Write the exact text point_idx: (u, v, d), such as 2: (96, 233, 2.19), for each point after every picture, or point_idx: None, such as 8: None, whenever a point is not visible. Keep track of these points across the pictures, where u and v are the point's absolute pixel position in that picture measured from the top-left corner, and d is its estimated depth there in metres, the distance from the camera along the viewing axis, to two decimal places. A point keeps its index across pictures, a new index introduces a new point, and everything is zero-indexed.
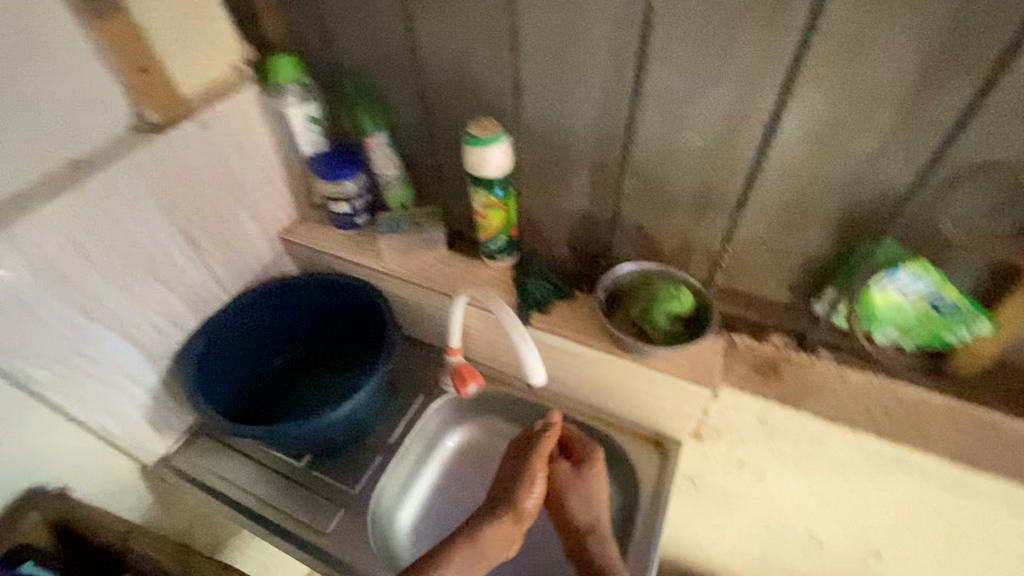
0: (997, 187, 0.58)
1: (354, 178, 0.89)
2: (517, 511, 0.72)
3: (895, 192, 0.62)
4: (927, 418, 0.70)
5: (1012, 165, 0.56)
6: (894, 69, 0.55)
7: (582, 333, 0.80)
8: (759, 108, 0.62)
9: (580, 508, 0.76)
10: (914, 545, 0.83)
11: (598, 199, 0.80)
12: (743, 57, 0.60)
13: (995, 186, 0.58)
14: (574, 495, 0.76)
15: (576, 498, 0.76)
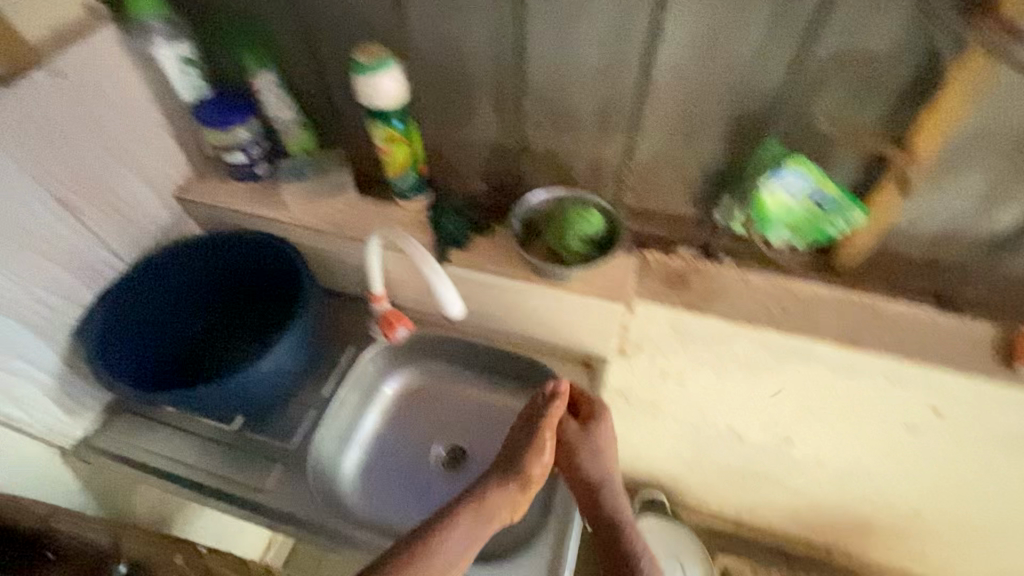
0: (869, 81, 0.59)
1: (247, 123, 0.85)
2: (524, 477, 0.73)
3: (778, 92, 0.62)
4: (817, 309, 0.75)
5: (881, 57, 0.57)
6: None
7: (500, 265, 0.80)
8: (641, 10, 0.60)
9: (590, 465, 0.77)
10: (815, 426, 0.93)
11: (504, 126, 0.78)
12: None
13: (867, 80, 0.59)
14: (585, 454, 0.77)
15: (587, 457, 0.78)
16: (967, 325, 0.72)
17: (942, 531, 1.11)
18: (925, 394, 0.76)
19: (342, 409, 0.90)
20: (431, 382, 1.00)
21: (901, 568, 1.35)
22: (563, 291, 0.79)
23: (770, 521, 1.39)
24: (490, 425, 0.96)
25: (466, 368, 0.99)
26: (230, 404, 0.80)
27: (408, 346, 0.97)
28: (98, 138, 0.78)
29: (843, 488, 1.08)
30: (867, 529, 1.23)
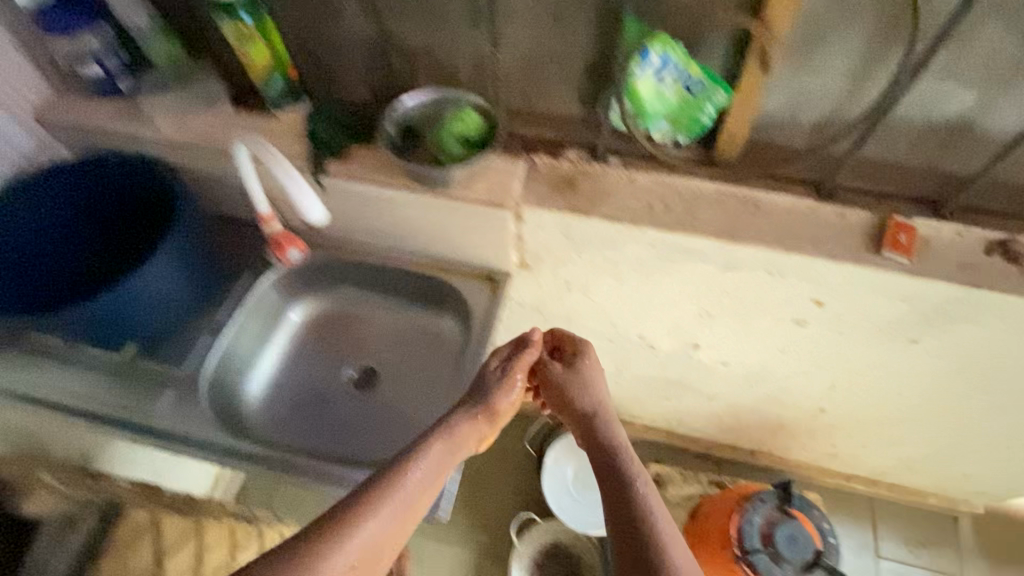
0: None
1: (95, 31, 0.77)
2: (491, 411, 0.75)
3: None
4: (699, 205, 0.75)
5: None
6: None
7: (380, 174, 0.77)
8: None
9: (579, 397, 0.76)
10: (716, 329, 0.95)
11: (372, 21, 0.73)
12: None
13: None
14: (572, 387, 0.77)
15: (574, 389, 0.77)
16: (842, 213, 0.73)
17: (845, 425, 1.18)
18: (804, 286, 0.77)
19: (239, 337, 0.89)
20: (338, 306, 0.99)
21: (817, 464, 1.45)
22: (446, 198, 0.76)
23: (697, 429, 1.46)
24: (397, 344, 0.96)
25: (371, 290, 0.98)
26: (111, 327, 0.78)
27: (310, 271, 0.95)
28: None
29: (752, 389, 1.13)
30: (781, 429, 1.30)
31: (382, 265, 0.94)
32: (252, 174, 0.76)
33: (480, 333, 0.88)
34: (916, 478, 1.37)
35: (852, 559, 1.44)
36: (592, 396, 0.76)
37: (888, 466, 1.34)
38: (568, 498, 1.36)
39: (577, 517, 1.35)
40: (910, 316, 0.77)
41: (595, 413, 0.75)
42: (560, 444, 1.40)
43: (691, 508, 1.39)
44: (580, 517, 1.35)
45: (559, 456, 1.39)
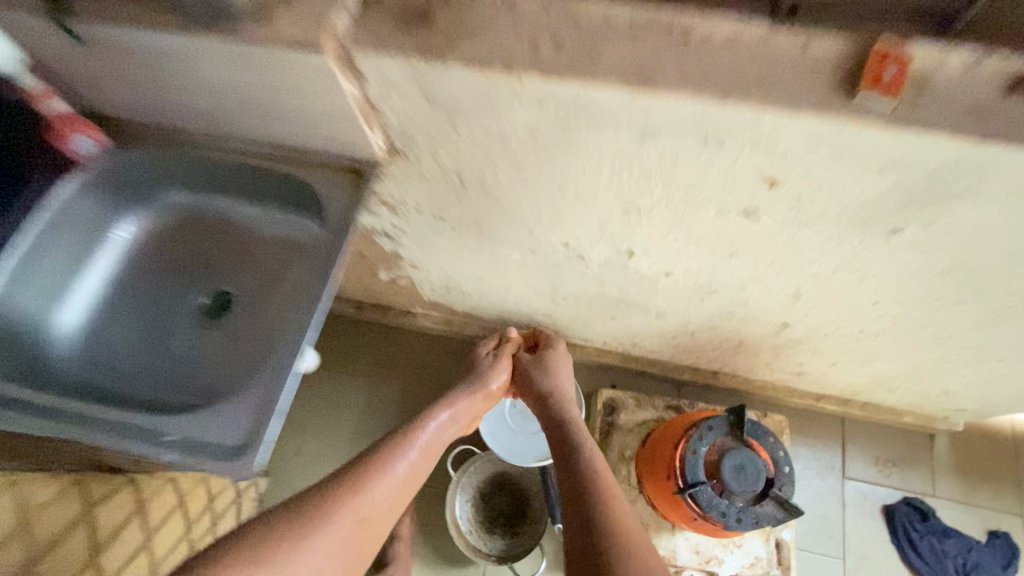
0: None
1: None
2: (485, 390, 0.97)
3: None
4: (604, 38, 0.52)
5: None
6: None
7: (150, 15, 0.55)
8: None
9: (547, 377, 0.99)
10: (651, 230, 0.75)
11: None
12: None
13: None
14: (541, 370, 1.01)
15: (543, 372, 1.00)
16: (808, 42, 0.50)
17: (812, 341, 1.02)
18: (752, 157, 0.56)
19: (38, 259, 0.71)
20: (181, 219, 0.80)
21: (784, 386, 1.31)
22: (242, 44, 0.54)
23: (652, 352, 1.31)
24: (261, 264, 0.78)
25: (226, 193, 0.78)
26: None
27: (128, 170, 0.75)
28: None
29: (705, 304, 0.95)
30: (742, 348, 1.15)
31: (228, 157, 0.73)
32: None
33: (338, 236, 0.69)
34: (892, 397, 1.24)
35: (817, 481, 1.35)
36: (555, 379, 0.99)
37: (861, 384, 1.21)
38: (505, 429, 1.25)
39: (515, 449, 1.23)
40: (894, 194, 0.57)
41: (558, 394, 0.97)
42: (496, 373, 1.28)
43: (643, 436, 1.27)
44: (517, 449, 1.23)
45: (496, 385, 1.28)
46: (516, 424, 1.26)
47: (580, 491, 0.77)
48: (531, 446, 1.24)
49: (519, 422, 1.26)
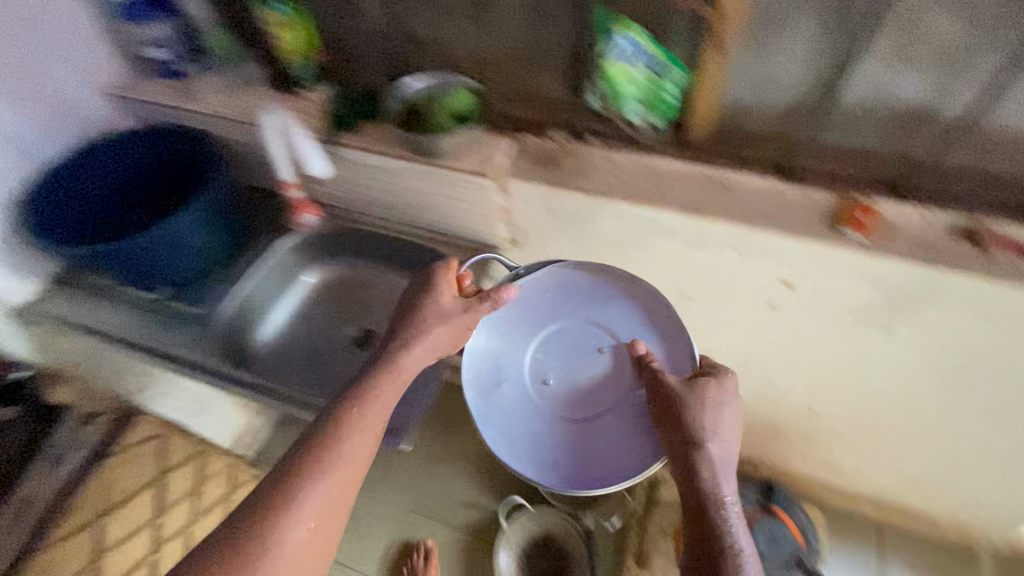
0: None
1: (161, 23, 0.93)
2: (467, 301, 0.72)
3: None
4: (668, 182, 0.81)
5: None
6: None
7: (385, 144, 0.87)
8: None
9: (705, 427, 0.65)
10: (696, 312, 0.98)
11: (386, 14, 0.84)
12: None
13: None
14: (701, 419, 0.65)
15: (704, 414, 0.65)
16: (805, 193, 0.77)
17: (838, 429, 1.15)
18: (771, 263, 0.81)
19: (252, 294, 0.99)
20: (350, 274, 1.06)
21: (819, 479, 1.40)
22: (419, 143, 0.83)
23: None
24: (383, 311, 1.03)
25: (386, 263, 1.04)
26: (131, 265, 0.89)
27: (329, 238, 1.04)
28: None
29: (740, 382, 1.13)
30: (776, 433, 1.27)
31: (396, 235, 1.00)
32: (243, 139, 0.98)
33: None
34: (923, 500, 1.30)
35: None
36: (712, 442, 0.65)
37: (891, 484, 1.29)
38: (555, 442, 0.73)
39: (570, 467, 0.72)
40: (879, 299, 0.80)
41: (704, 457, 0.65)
42: (470, 367, 0.77)
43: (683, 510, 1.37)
44: (605, 454, 0.72)
45: (490, 375, 0.77)
46: (557, 412, 0.74)
47: None
48: (613, 432, 0.72)
49: (566, 408, 0.74)
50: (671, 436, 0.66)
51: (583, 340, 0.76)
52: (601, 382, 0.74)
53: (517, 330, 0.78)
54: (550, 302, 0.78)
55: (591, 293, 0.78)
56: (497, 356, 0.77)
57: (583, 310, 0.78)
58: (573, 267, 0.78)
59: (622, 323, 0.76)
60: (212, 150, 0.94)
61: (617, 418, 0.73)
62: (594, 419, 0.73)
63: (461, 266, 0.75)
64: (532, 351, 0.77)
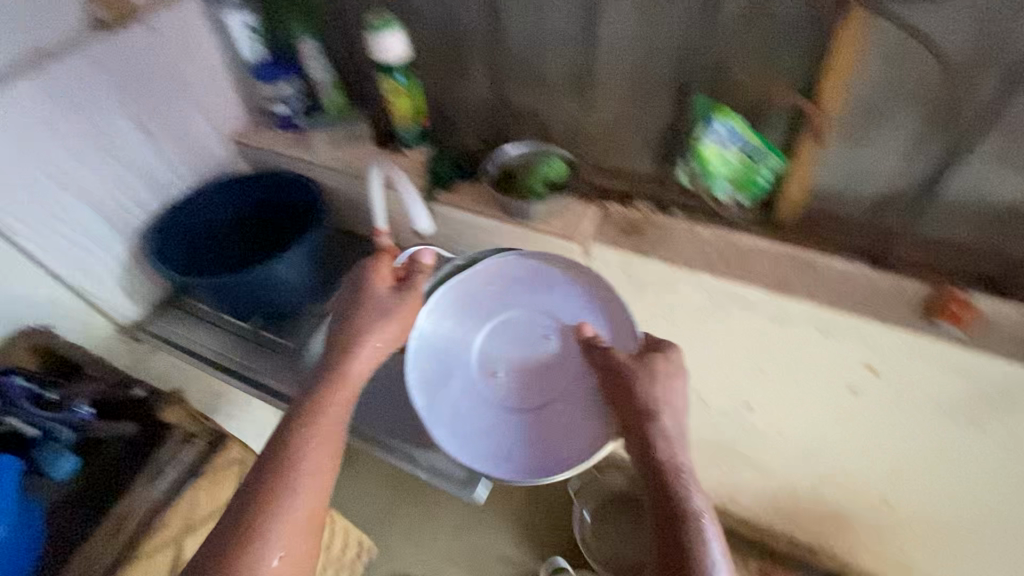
0: (806, 52, 0.67)
1: (289, 81, 1.03)
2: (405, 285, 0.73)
3: (699, 32, 0.71)
4: (753, 259, 0.82)
5: (806, 36, 0.66)
6: None
7: (477, 204, 0.94)
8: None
9: (652, 388, 0.67)
10: (769, 387, 0.97)
11: (494, 88, 0.93)
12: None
13: (801, 49, 0.67)
14: (643, 379, 0.68)
15: (646, 378, 0.68)
16: (895, 281, 0.77)
17: (914, 525, 1.08)
18: (856, 347, 0.80)
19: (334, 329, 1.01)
20: None
21: None
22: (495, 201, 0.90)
23: (750, 513, 1.36)
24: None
25: None
26: (237, 296, 0.97)
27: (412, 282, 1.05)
28: (161, 51, 0.94)
29: (808, 464, 1.08)
30: (843, 523, 1.20)
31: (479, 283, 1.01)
32: (343, 187, 1.06)
33: None
34: None
35: None
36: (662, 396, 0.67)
37: None
38: (505, 432, 0.75)
39: (528, 454, 0.74)
40: (972, 394, 0.77)
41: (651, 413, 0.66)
42: (416, 364, 0.77)
43: None
44: (559, 438, 0.74)
45: (442, 371, 0.78)
46: (512, 403, 0.76)
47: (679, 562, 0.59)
48: (562, 418, 0.75)
49: (515, 396, 0.77)
50: (620, 398, 0.70)
51: (530, 327, 0.80)
52: (545, 366, 0.77)
53: (462, 321, 0.80)
54: (494, 293, 0.82)
55: (535, 284, 0.82)
56: (446, 351, 0.79)
57: (529, 300, 0.81)
58: (520, 258, 0.82)
59: (563, 305, 0.80)
60: (312, 190, 1.01)
61: (565, 404, 0.76)
62: (545, 405, 0.76)
63: (397, 262, 0.77)
64: (482, 344, 0.79)
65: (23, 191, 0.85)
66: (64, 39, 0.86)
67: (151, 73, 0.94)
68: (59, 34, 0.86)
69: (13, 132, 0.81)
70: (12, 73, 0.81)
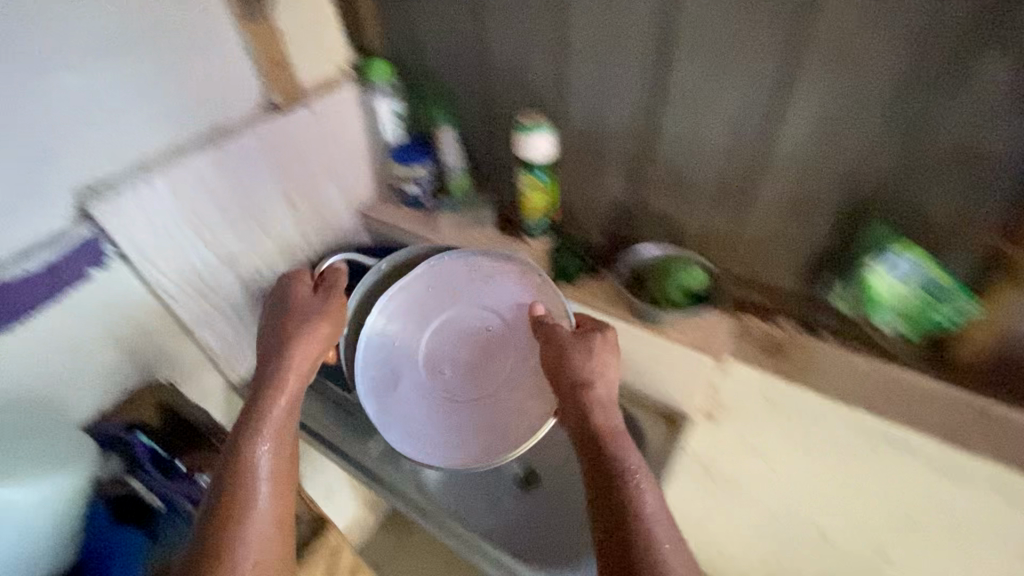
0: (1011, 192, 0.62)
1: (424, 164, 1.07)
2: (331, 287, 0.83)
3: (893, 173, 0.67)
4: (922, 401, 0.74)
5: (1016, 176, 0.60)
6: (879, 93, 0.63)
7: (606, 303, 0.91)
8: (781, 71, 0.67)
9: (579, 364, 0.74)
10: (913, 536, 0.87)
11: (630, 187, 0.91)
12: (756, 23, 0.66)
13: (1005, 188, 0.62)
14: (576, 353, 0.75)
15: (578, 354, 0.75)
16: None
17: None
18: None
19: None
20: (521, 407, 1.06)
21: None
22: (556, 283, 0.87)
23: None
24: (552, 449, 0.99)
25: None
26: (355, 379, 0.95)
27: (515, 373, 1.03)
28: (317, 130, 1.00)
29: None
30: None
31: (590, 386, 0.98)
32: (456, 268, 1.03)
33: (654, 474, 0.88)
34: None
35: None
36: (593, 368, 0.74)
37: None
38: (449, 417, 0.88)
39: (481, 427, 0.87)
40: None
41: (586, 382, 0.73)
42: (370, 371, 0.88)
43: None
44: (506, 415, 0.88)
45: (389, 374, 0.88)
46: (457, 389, 0.89)
47: (614, 509, 0.64)
48: (504, 406, 0.88)
49: (459, 386, 0.89)
50: (553, 373, 0.76)
51: (472, 321, 0.89)
52: (484, 360, 0.89)
53: (405, 325, 0.89)
54: (433, 293, 0.90)
55: (467, 282, 0.90)
56: (380, 356, 0.89)
57: (467, 296, 0.90)
58: (460, 258, 0.90)
59: (492, 305, 0.89)
60: None
61: (506, 393, 0.88)
62: (489, 387, 0.88)
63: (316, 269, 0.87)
64: (426, 342, 0.89)
65: (180, 252, 0.89)
66: (237, 118, 0.92)
67: (305, 150, 0.99)
68: (235, 113, 0.92)
69: (187, 200, 0.87)
70: (192, 148, 0.87)
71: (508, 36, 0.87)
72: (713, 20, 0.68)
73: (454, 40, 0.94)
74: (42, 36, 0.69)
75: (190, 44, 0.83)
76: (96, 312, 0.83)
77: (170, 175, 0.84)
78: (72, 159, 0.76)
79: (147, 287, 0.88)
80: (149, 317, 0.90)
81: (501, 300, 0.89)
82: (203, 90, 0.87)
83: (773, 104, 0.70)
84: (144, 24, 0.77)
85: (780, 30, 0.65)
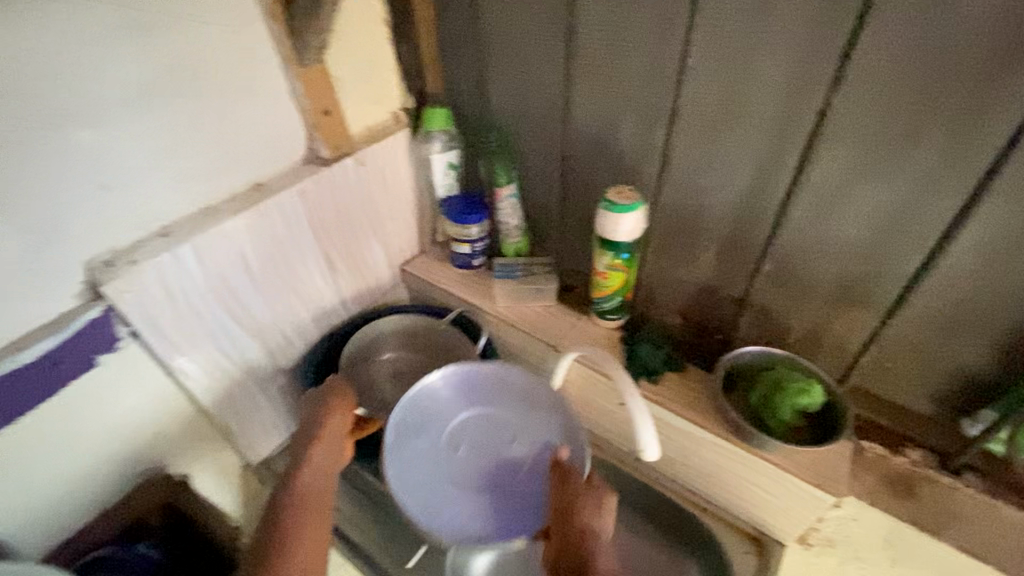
0: None
1: (480, 224, 0.92)
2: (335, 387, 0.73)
3: None
4: None
5: None
6: None
7: (695, 411, 0.78)
8: (962, 178, 0.55)
9: (590, 516, 0.61)
10: None
11: (724, 273, 0.77)
12: (937, 122, 0.53)
13: None
14: (586, 502, 0.62)
15: (586, 508, 0.61)
16: None
17: None
18: None
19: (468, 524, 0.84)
20: None
21: None
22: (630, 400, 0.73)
23: None
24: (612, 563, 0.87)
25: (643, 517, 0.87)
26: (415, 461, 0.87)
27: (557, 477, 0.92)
28: (361, 185, 0.88)
29: None
30: None
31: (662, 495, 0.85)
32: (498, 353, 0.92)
33: None
34: None
35: None
36: (601, 527, 0.60)
37: None
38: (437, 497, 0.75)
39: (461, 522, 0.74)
40: None
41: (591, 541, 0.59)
42: (404, 411, 0.76)
43: None
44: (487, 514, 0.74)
45: (414, 426, 0.77)
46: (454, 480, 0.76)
47: None
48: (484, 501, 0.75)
49: (459, 475, 0.76)
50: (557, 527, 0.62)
51: (502, 428, 0.79)
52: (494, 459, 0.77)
53: (451, 398, 0.79)
54: (487, 390, 0.80)
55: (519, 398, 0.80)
56: (418, 401, 0.77)
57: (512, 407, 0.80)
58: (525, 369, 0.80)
59: (536, 433, 0.78)
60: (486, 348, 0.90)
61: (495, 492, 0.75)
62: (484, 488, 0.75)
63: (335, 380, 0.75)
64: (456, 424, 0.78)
65: (201, 327, 0.77)
66: (278, 174, 0.80)
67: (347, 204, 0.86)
68: (276, 169, 0.80)
69: (213, 269, 0.74)
70: (223, 209, 0.75)
71: (596, 96, 0.74)
72: (878, 107, 0.56)
73: (530, 95, 0.81)
74: (60, 94, 0.57)
75: (232, 92, 0.71)
76: (103, 396, 0.72)
77: (193, 242, 0.71)
78: (84, 230, 0.64)
79: (160, 365, 0.76)
80: (160, 397, 0.79)
81: (544, 437, 0.78)
82: (241, 143, 0.74)
83: (942, 214, 0.58)
84: (180, 76, 0.65)
85: (971, 135, 0.52)
